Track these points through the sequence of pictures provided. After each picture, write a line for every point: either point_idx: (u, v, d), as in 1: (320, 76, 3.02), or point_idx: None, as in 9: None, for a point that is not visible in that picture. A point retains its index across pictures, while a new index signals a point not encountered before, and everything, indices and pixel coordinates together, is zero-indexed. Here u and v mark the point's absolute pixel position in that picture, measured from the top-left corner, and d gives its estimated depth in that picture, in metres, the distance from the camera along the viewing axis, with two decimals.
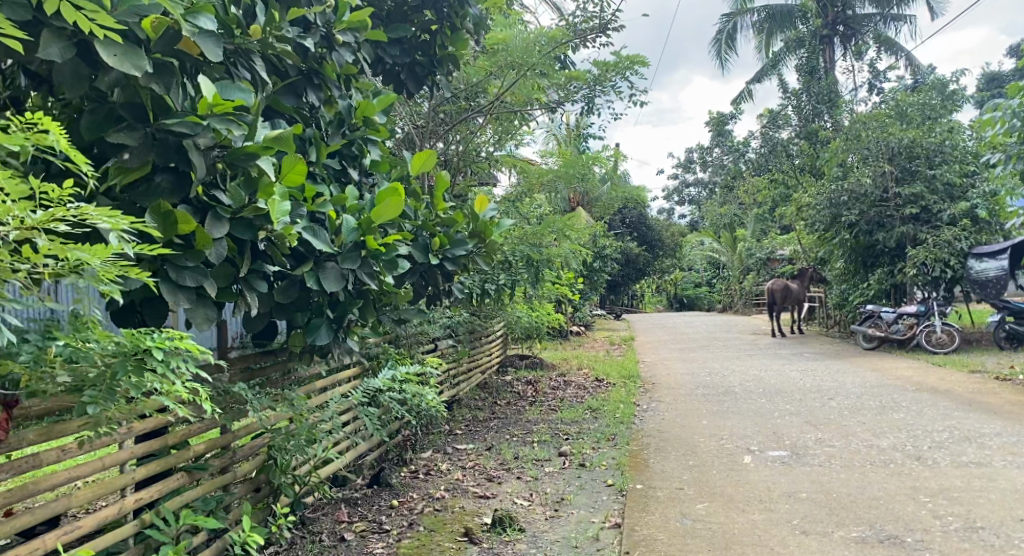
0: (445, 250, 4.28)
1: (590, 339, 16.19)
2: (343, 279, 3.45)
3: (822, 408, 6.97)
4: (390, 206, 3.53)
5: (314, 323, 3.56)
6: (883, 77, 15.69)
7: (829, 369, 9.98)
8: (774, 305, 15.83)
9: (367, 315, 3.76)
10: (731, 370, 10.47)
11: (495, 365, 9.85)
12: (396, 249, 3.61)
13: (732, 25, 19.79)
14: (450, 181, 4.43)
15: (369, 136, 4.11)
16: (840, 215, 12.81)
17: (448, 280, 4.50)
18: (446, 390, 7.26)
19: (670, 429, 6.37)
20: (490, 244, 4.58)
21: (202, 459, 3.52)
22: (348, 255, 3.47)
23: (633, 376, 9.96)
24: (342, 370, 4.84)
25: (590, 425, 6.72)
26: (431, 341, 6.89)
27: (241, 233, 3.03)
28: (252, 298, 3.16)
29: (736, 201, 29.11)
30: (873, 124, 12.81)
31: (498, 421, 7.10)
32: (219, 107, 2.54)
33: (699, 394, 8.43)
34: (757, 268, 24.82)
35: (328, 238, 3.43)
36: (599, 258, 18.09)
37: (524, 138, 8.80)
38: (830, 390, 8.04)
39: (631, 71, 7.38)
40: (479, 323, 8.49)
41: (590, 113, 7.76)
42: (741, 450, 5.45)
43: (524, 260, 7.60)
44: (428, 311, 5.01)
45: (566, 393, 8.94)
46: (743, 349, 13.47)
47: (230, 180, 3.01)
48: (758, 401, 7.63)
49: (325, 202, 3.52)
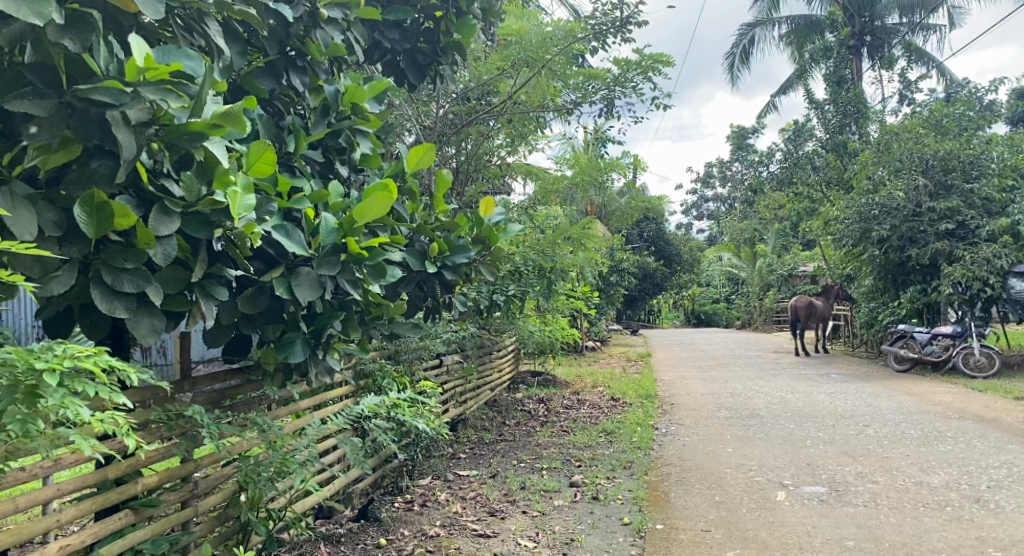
0: (444, 257, 3.80)
1: (606, 355, 15.67)
2: (319, 287, 2.97)
3: (859, 436, 6.41)
4: (374, 203, 3.05)
5: (288, 338, 3.10)
6: (914, 87, 15.08)
7: (860, 392, 9.38)
8: (798, 322, 15.23)
9: (349, 330, 3.29)
10: (755, 391, 9.91)
11: (505, 381, 9.36)
12: (382, 254, 3.12)
13: (749, 37, 19.25)
14: (452, 181, 3.96)
15: (358, 126, 3.56)
16: (870, 230, 12.24)
17: (448, 292, 3.99)
18: (451, 409, 6.78)
19: (692, 458, 5.84)
20: (496, 251, 4.08)
21: (156, 494, 3.05)
22: (325, 260, 2.99)
23: (651, 396, 9.43)
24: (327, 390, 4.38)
25: (605, 451, 6.19)
26: (435, 357, 6.42)
27: (195, 231, 2.57)
28: (208, 308, 2.67)
29: (757, 217, 28.51)
30: (905, 135, 12.24)
31: (506, 443, 6.59)
32: (152, 73, 2.09)
33: (722, 417, 7.88)
34: (778, 285, 24.16)
35: (302, 239, 2.97)
36: (615, 271, 17.59)
37: (538, 144, 8.35)
38: (864, 416, 7.46)
39: (654, 71, 6.87)
40: (489, 337, 8.00)
41: (609, 116, 7.26)
42: (772, 484, 4.91)
43: (536, 270, 7.10)
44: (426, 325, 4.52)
45: (579, 412, 8.42)
46: (766, 368, 12.87)
47: (183, 169, 2.55)
48: (787, 427, 7.07)
49: (302, 199, 3.06)
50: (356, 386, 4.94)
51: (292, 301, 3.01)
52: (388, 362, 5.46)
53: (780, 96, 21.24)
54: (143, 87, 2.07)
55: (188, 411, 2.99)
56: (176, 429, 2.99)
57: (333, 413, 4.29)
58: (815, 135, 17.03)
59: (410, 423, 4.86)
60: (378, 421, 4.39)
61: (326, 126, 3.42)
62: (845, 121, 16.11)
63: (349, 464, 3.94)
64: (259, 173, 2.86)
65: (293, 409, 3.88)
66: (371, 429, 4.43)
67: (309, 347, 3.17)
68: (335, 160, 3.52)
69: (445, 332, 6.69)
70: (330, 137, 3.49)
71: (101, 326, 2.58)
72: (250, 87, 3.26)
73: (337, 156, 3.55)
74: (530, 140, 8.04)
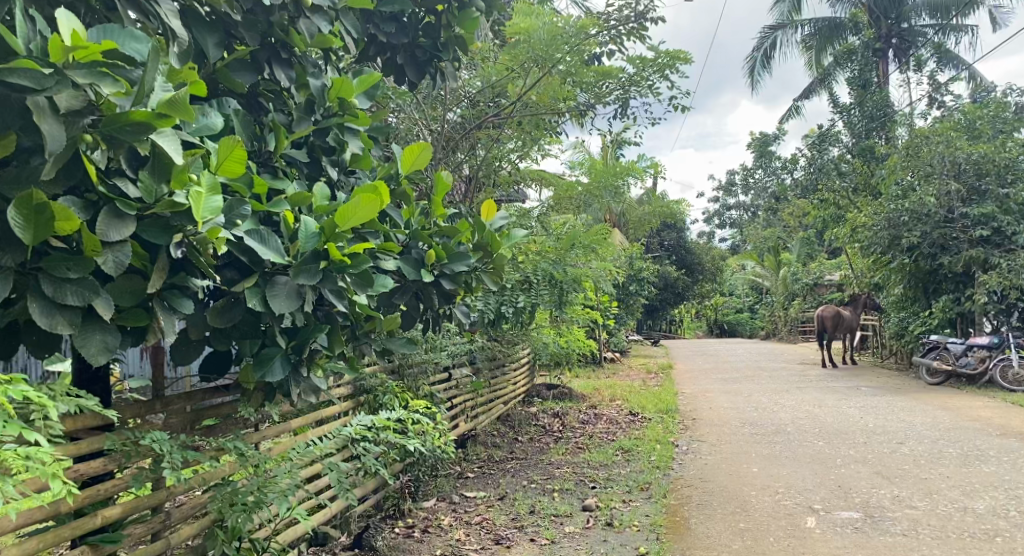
0: (441, 264, 3.55)
1: (625, 366, 15.30)
2: (297, 298, 2.69)
3: (894, 454, 6.03)
4: (358, 205, 2.77)
5: (266, 355, 2.82)
6: (943, 89, 14.61)
7: (891, 407, 8.96)
8: (825, 332, 14.77)
9: (335, 345, 3.01)
10: (780, 405, 9.51)
11: (519, 395, 9.04)
12: (367, 261, 2.82)
13: (770, 41, 18.82)
14: (449, 183, 3.69)
15: (348, 123, 3.26)
16: (899, 237, 11.80)
17: (447, 302, 3.71)
18: (459, 425, 6.49)
19: (713, 479, 5.48)
20: (499, 259, 3.82)
21: (121, 527, 2.77)
22: (304, 268, 2.70)
23: (671, 411, 9.06)
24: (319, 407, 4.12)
25: (621, 470, 5.85)
26: (441, 370, 6.14)
27: (153, 237, 2.30)
28: (168, 323, 2.40)
29: (781, 225, 27.99)
30: (934, 139, 11.87)
31: (517, 461, 6.27)
32: (81, 54, 1.86)
33: (747, 433, 7.51)
34: (802, 295, 23.61)
35: (279, 245, 2.69)
36: (635, 281, 17.22)
37: (551, 149, 8.08)
38: (897, 433, 7.05)
39: (672, 69, 6.59)
40: (501, 350, 7.70)
41: (624, 118, 6.98)
42: (801, 510, 4.55)
43: (547, 279, 6.80)
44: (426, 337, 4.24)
45: (596, 428, 8.09)
46: (792, 381, 12.44)
47: (141, 168, 2.28)
48: (815, 444, 6.69)
49: (280, 202, 2.79)
50: (350, 404, 4.65)
51: (268, 315, 2.73)
52: (389, 377, 5.17)
53: (802, 101, 20.82)
54: (72, 70, 1.85)
55: (148, 438, 2.69)
56: (139, 456, 2.70)
57: (321, 435, 4.01)
58: (840, 141, 16.60)
59: (410, 443, 4.57)
60: (369, 442, 4.11)
61: (311, 122, 3.13)
62: (872, 126, 15.68)
63: (338, 489, 3.65)
64: (230, 172, 2.58)
65: (275, 431, 3.58)
66: (362, 449, 4.14)
67: (290, 363, 2.89)
68: (321, 161, 3.24)
69: (453, 345, 6.39)
70: (316, 135, 3.19)
71: (51, 344, 2.31)
72: (226, 81, 2.99)
73: (325, 155, 3.25)
74: (543, 144, 7.76)
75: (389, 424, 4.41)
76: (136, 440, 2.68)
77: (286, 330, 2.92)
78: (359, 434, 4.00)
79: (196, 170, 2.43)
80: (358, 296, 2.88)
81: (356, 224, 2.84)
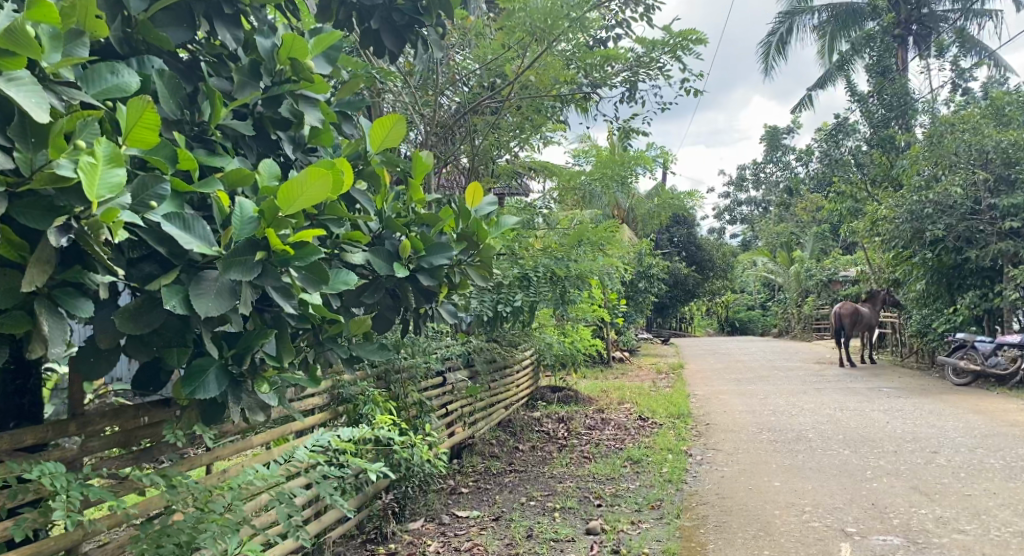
0: (417, 258, 3.09)
1: (634, 366, 14.79)
2: (230, 297, 2.19)
3: (928, 466, 5.54)
4: (304, 185, 2.26)
5: (195, 369, 2.35)
6: (966, 76, 14.03)
7: (917, 410, 8.43)
8: (842, 330, 14.24)
9: (284, 354, 2.52)
10: (799, 408, 8.99)
11: (522, 398, 8.57)
12: (316, 251, 2.31)
13: (786, 27, 18.19)
14: (426, 164, 3.21)
15: (303, 90, 2.75)
16: (923, 230, 11.26)
17: (427, 301, 3.23)
18: (455, 433, 6.04)
19: (731, 496, 4.98)
20: (485, 251, 3.36)
21: None
22: (237, 260, 2.19)
23: (683, 414, 8.56)
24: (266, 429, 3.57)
25: (630, 485, 5.35)
26: (433, 376, 5.69)
27: (35, 224, 1.82)
28: (55, 330, 1.91)
29: (794, 220, 27.41)
30: (957, 127, 11.34)
31: (516, 474, 5.76)
32: None
33: (765, 440, 7.02)
34: (816, 291, 23.01)
35: (207, 232, 2.19)
36: (643, 278, 16.71)
37: (554, 136, 7.60)
38: (929, 441, 6.53)
39: (685, 50, 6.04)
40: (501, 352, 7.22)
41: (632, 101, 6.47)
42: (833, 534, 4.05)
43: (548, 276, 6.26)
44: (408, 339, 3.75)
45: (603, 434, 7.60)
46: (809, 381, 11.91)
47: (13, 132, 1.80)
48: (840, 453, 6.17)
49: (211, 181, 2.29)
50: (324, 417, 4.17)
51: (196, 319, 2.23)
52: (372, 384, 4.69)
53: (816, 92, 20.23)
54: None
55: (37, 471, 2.16)
56: (29, 493, 2.20)
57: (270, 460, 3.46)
58: (857, 131, 16.03)
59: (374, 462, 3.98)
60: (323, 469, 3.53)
61: (258, 89, 2.63)
62: (889, 116, 15.15)
63: (286, 525, 3.01)
64: (139, 141, 2.08)
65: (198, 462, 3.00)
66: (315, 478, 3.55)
67: (228, 376, 2.42)
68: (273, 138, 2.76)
69: (448, 347, 5.89)
70: (265, 105, 2.69)
71: None
72: (152, 39, 2.44)
73: (280, 130, 2.76)
74: (545, 132, 7.27)
75: (347, 447, 3.79)
76: (24, 476, 2.17)
77: (223, 337, 2.43)
78: (312, 459, 3.45)
79: (91, 137, 1.94)
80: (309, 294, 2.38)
81: (304, 207, 2.32)
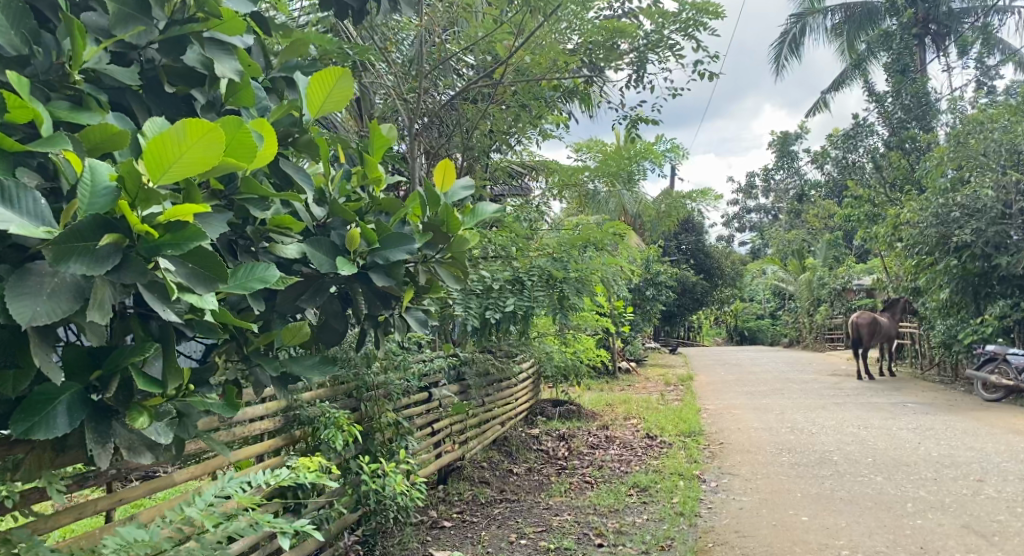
0: (370, 251, 2.47)
1: (641, 377, 14.06)
2: (72, 299, 1.56)
3: (977, 500, 4.88)
4: (181, 144, 1.64)
5: (34, 400, 1.71)
6: (989, 74, 13.39)
7: (949, 430, 7.74)
8: (860, 341, 13.52)
9: (170, 378, 1.87)
10: (820, 426, 8.30)
11: (519, 413, 7.90)
12: (199, 237, 1.66)
13: (800, 28, 17.54)
14: (378, 136, 2.63)
15: (212, 32, 2.12)
16: (949, 235, 10.67)
17: (386, 308, 2.62)
18: (444, 454, 5.45)
19: (754, 535, 4.32)
20: (456, 244, 2.73)
21: None
22: (78, 248, 1.55)
23: (695, 432, 7.89)
24: (184, 472, 2.88)
25: (635, 519, 4.69)
26: (417, 392, 5.07)
27: None
28: None
29: (806, 227, 26.67)
30: (987, 128, 10.72)
31: (507, 505, 5.10)
32: None
33: (787, 463, 6.35)
34: (829, 300, 22.30)
35: (38, 207, 1.56)
36: (651, 285, 16.05)
37: (553, 128, 6.97)
38: (970, 467, 5.87)
39: (698, 26, 5.38)
40: (496, 364, 6.58)
41: (639, 86, 5.83)
42: None
43: (545, 279, 5.60)
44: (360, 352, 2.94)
45: (607, 454, 6.94)
46: (826, 395, 11.19)
47: None
48: (873, 481, 5.51)
49: (56, 135, 1.65)
50: (273, 447, 3.55)
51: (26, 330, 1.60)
52: (336, 403, 4.04)
53: (830, 95, 19.60)
54: None
55: None
56: None
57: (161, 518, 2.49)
58: (874, 133, 15.37)
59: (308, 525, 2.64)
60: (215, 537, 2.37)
61: (150, 27, 2.00)
62: (908, 117, 14.52)
63: None
64: None
65: (94, 510, 2.43)
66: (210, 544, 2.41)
67: (86, 406, 1.78)
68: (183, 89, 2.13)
69: (431, 358, 5.21)
70: (162, 50, 2.07)
71: None
72: None
73: (191, 86, 2.14)
74: (545, 124, 6.61)
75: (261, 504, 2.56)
76: None
77: (86, 353, 1.81)
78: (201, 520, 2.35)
79: None
80: (204, 302, 1.77)
81: (183, 175, 1.69)
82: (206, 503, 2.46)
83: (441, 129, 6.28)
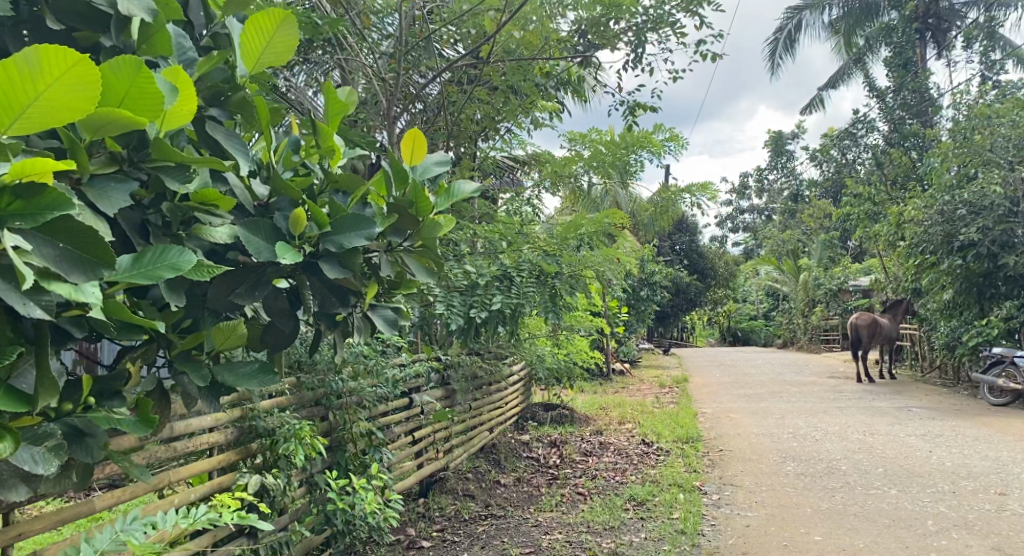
0: (320, 235, 2.06)
1: (635, 379, 13.64)
2: None
3: (1002, 517, 4.50)
4: (35, 80, 1.40)
5: None
6: (993, 69, 13.05)
7: (958, 436, 7.37)
8: (860, 342, 13.15)
9: (41, 395, 1.53)
10: (823, 432, 7.91)
11: (509, 418, 7.47)
12: (52, 211, 1.45)
13: (795, 23, 17.10)
14: (332, 102, 2.23)
15: None
16: (955, 234, 10.26)
17: (345, 305, 2.21)
18: (426, 464, 5.03)
19: None
20: (426, 229, 2.32)
21: None
22: None
23: (693, 439, 7.48)
24: (104, 499, 2.44)
25: (633, 538, 4.28)
26: (397, 399, 4.65)
27: None
28: None
29: (801, 227, 26.32)
30: (993, 124, 10.36)
31: (492, 522, 4.68)
32: None
33: (793, 472, 5.96)
34: (825, 301, 21.91)
35: None
36: (645, 286, 15.65)
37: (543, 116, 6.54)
38: (990, 479, 5.49)
39: (702, 3, 4.97)
40: (484, 366, 6.16)
41: (637, 67, 5.42)
42: None
43: (535, 275, 5.17)
44: (314, 356, 2.52)
45: (601, 463, 6.52)
46: (827, 398, 10.80)
47: None
48: (887, 494, 5.12)
49: None
50: (223, 462, 3.10)
51: None
52: (300, 412, 3.61)
53: (828, 92, 19.24)
54: None
55: None
56: None
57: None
58: (874, 131, 14.99)
59: None
60: None
61: None
62: (908, 113, 14.18)
63: None
64: None
65: None
66: None
67: None
68: (90, 35, 1.77)
69: (411, 362, 4.77)
70: None
71: None
72: None
73: (97, 31, 1.78)
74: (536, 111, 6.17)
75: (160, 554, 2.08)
76: None
77: None
78: None
79: None
80: (81, 295, 1.48)
81: (35, 128, 1.46)
82: (97, 552, 2.02)
83: (425, 115, 5.85)
